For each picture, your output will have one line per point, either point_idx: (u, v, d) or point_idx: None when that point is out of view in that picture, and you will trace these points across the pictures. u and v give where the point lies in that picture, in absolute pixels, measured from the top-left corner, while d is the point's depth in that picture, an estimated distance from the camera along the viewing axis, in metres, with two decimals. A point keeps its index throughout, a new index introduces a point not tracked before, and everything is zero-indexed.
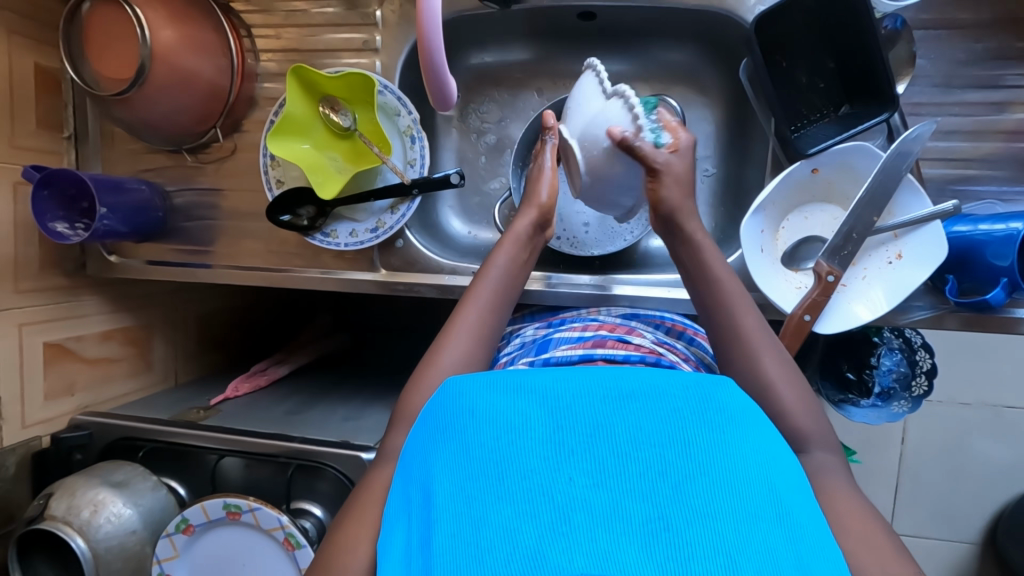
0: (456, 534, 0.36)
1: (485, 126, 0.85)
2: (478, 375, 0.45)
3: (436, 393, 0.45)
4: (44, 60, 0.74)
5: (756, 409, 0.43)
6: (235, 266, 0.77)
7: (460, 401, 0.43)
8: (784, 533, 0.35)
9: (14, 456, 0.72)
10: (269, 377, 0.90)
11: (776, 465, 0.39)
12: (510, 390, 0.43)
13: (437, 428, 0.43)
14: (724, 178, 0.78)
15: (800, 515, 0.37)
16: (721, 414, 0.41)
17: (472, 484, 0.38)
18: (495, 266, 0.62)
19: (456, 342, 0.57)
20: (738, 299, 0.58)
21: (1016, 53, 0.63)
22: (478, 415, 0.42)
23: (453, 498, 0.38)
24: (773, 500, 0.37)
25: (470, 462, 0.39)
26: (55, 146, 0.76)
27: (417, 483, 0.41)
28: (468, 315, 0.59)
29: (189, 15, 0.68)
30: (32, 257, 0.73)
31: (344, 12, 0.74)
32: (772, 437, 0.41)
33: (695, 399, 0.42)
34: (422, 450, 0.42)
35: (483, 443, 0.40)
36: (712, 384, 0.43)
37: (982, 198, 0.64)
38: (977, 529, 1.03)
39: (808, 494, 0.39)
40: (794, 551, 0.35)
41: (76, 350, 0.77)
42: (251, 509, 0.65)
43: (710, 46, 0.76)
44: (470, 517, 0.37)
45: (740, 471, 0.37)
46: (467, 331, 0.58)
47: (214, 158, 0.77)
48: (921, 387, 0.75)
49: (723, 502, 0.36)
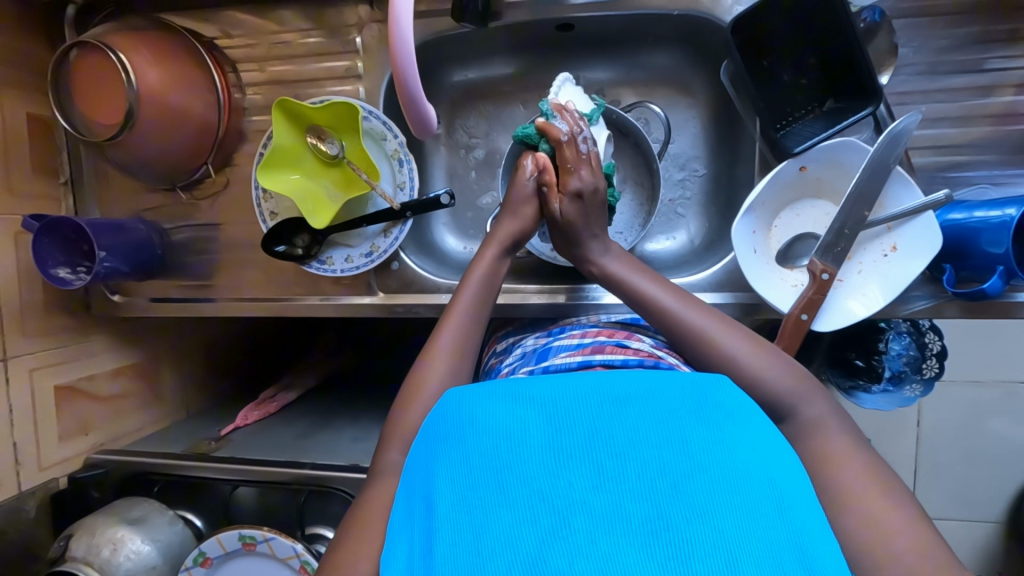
0: (458, 543, 0.36)
1: (473, 141, 0.85)
2: (476, 386, 0.45)
3: (437, 406, 0.45)
4: (36, 109, 0.75)
5: (752, 405, 0.42)
6: (235, 297, 0.78)
7: (460, 412, 0.43)
8: (785, 526, 0.34)
9: (33, 499, 0.73)
10: (278, 403, 0.91)
11: (776, 460, 0.38)
12: (508, 398, 0.42)
13: (438, 440, 0.42)
14: (713, 178, 0.78)
15: (799, 507, 0.36)
16: (718, 412, 0.40)
17: (473, 493, 0.38)
18: (478, 273, 0.63)
19: (438, 367, 0.56)
20: (681, 304, 0.58)
21: (1001, 36, 0.62)
22: (478, 426, 0.41)
23: (454, 508, 0.37)
24: (774, 492, 0.36)
25: (470, 471, 0.39)
26: (53, 193, 0.78)
27: (419, 494, 0.41)
28: (445, 341, 0.58)
29: (171, 56, 0.69)
30: (37, 301, 0.74)
31: (325, 41, 0.74)
32: (770, 435, 0.39)
33: (692, 398, 0.41)
34: (423, 462, 0.42)
35: (484, 453, 0.39)
36: (706, 382, 0.43)
37: (974, 183, 0.64)
38: (999, 509, 1.01)
39: (806, 488, 0.38)
40: (794, 543, 0.34)
41: (87, 390, 0.79)
42: (266, 539, 0.66)
43: (692, 47, 0.76)
44: (471, 525, 0.36)
45: (740, 467, 0.37)
46: (446, 354, 0.57)
47: (209, 193, 0.78)
48: (933, 370, 0.74)
49: (725, 498, 0.35)
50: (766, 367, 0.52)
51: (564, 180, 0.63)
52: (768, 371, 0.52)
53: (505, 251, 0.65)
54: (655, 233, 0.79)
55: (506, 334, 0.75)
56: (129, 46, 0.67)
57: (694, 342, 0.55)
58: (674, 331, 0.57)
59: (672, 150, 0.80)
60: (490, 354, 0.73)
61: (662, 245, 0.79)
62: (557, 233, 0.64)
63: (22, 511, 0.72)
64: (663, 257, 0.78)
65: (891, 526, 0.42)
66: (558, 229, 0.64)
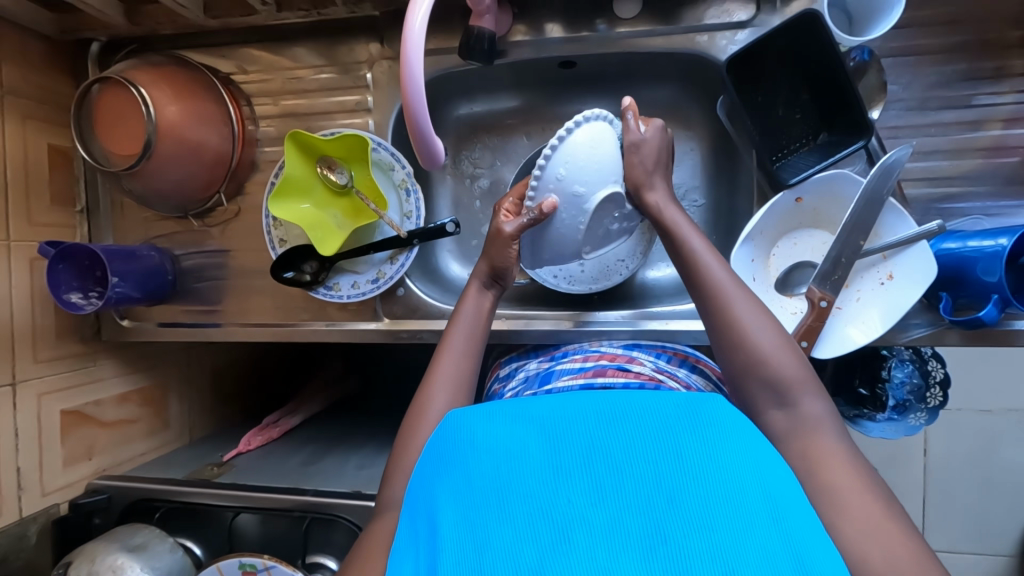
0: (460, 563, 0.36)
1: (478, 171, 0.87)
2: (476, 407, 0.45)
3: (437, 428, 0.45)
4: (57, 141, 0.78)
5: (749, 422, 0.42)
6: (242, 322, 0.80)
7: (460, 434, 0.43)
8: (782, 539, 0.35)
9: (34, 525, 0.73)
10: (281, 429, 0.91)
11: (772, 476, 0.38)
12: (508, 419, 0.43)
13: (438, 463, 0.42)
14: (713, 207, 0.80)
15: (798, 521, 0.36)
16: (714, 429, 0.41)
17: (474, 513, 0.38)
18: (468, 308, 0.64)
19: (441, 394, 0.57)
20: (714, 258, 0.57)
21: (987, 73, 0.64)
22: (480, 446, 0.41)
23: (455, 528, 0.37)
24: (769, 506, 0.36)
25: (471, 492, 0.39)
26: (69, 221, 0.80)
27: (422, 514, 0.41)
28: (446, 369, 0.59)
29: (191, 91, 0.72)
30: (49, 327, 0.75)
31: (338, 76, 0.78)
32: (767, 451, 0.40)
33: (688, 416, 0.42)
34: (424, 484, 0.42)
35: (483, 474, 0.40)
36: (702, 400, 0.43)
37: (968, 214, 0.65)
38: (1012, 541, 1.00)
39: (803, 502, 0.38)
40: (793, 555, 0.34)
41: (93, 415, 0.79)
42: (267, 567, 0.65)
43: (689, 83, 0.78)
44: (472, 545, 0.36)
45: (736, 483, 0.37)
46: (448, 384, 0.58)
47: (220, 221, 0.80)
48: (937, 398, 0.74)
49: (723, 513, 0.36)
50: (778, 353, 0.52)
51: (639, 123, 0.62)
52: (772, 396, 0.52)
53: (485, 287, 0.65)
54: (655, 262, 0.82)
55: (509, 359, 0.76)
56: (149, 81, 0.70)
57: (716, 296, 0.55)
58: (700, 279, 0.57)
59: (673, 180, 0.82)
60: (494, 379, 0.73)
61: (662, 273, 0.81)
62: (634, 155, 0.61)
63: (23, 538, 0.72)
64: (664, 284, 0.81)
65: (898, 549, 0.42)
66: (638, 151, 0.61)
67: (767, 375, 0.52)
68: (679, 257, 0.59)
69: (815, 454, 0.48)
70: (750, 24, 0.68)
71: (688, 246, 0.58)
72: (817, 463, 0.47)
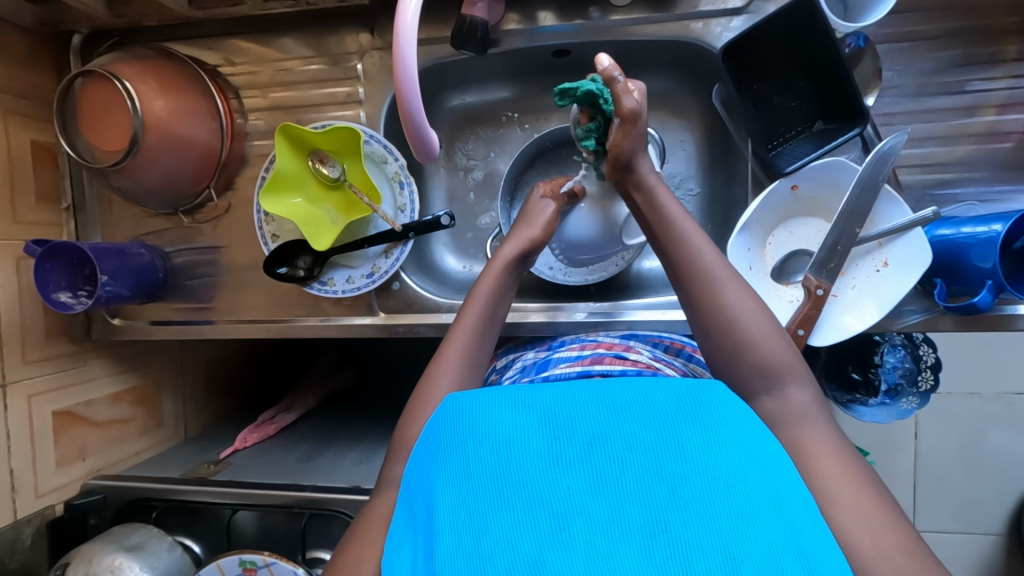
0: (459, 547, 0.36)
1: (472, 163, 0.87)
2: (475, 393, 0.45)
3: (436, 413, 0.45)
4: (41, 136, 0.76)
5: (749, 412, 0.42)
6: (235, 319, 0.79)
7: (460, 419, 0.43)
8: (780, 528, 0.35)
9: (30, 526, 0.72)
10: (277, 425, 0.90)
11: (772, 468, 0.38)
12: (508, 405, 0.42)
13: (437, 448, 0.42)
14: (709, 197, 0.80)
15: (796, 511, 0.36)
16: (715, 416, 0.41)
17: (473, 499, 0.38)
18: (486, 286, 0.62)
19: (449, 371, 0.57)
20: (706, 245, 0.56)
21: (981, 59, 0.65)
22: (478, 432, 0.41)
23: (455, 513, 0.37)
24: (769, 497, 0.36)
25: (470, 478, 0.39)
26: (56, 219, 0.78)
27: (421, 500, 0.41)
28: (458, 345, 0.58)
29: (178, 84, 0.71)
30: (38, 327, 0.74)
31: (328, 67, 0.76)
32: (766, 441, 0.40)
33: (689, 405, 0.41)
34: (423, 470, 0.42)
35: (482, 458, 0.40)
36: (701, 389, 0.43)
37: (962, 201, 0.66)
38: (1000, 521, 1.02)
39: (801, 493, 0.38)
40: (792, 545, 0.34)
41: (86, 415, 0.78)
42: (267, 564, 0.65)
43: (684, 71, 0.78)
44: (471, 531, 0.36)
45: (737, 475, 0.37)
46: (460, 364, 0.57)
47: (210, 217, 0.79)
48: (928, 382, 0.75)
49: (724, 505, 0.36)
50: (769, 341, 0.52)
51: (624, 88, 0.55)
52: (773, 384, 0.51)
53: (511, 272, 0.64)
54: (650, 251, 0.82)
55: (506, 351, 0.75)
56: (135, 75, 0.68)
57: (705, 286, 0.55)
58: (679, 273, 0.56)
59: (667, 170, 0.82)
60: (491, 371, 0.73)
61: (658, 263, 0.81)
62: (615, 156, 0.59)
63: (18, 540, 0.71)
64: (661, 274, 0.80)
65: (889, 531, 0.43)
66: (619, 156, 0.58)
67: (767, 363, 0.52)
68: (665, 240, 0.57)
69: (808, 433, 0.49)
70: (745, 11, 0.68)
71: (676, 232, 0.57)
72: (815, 449, 0.48)
